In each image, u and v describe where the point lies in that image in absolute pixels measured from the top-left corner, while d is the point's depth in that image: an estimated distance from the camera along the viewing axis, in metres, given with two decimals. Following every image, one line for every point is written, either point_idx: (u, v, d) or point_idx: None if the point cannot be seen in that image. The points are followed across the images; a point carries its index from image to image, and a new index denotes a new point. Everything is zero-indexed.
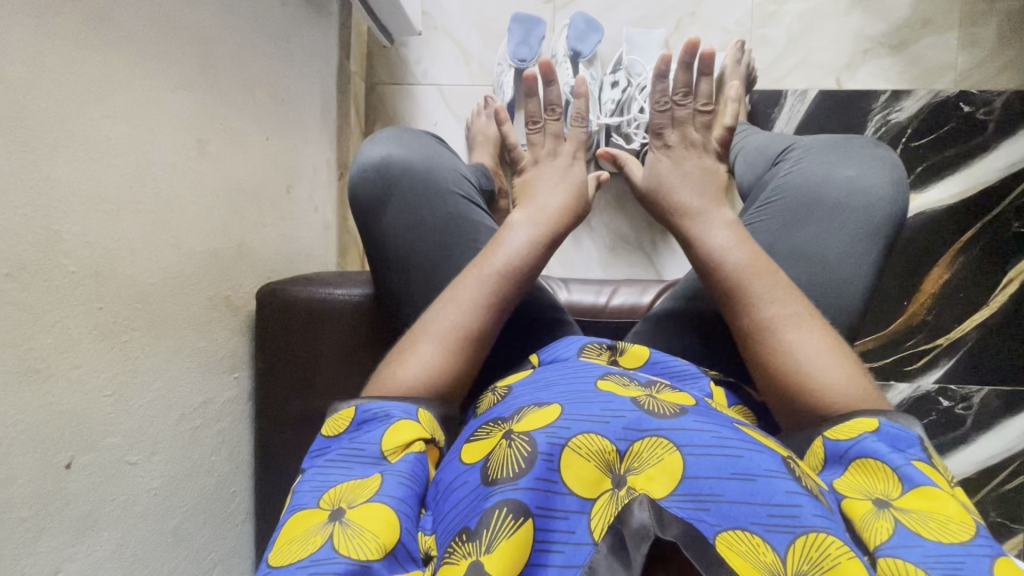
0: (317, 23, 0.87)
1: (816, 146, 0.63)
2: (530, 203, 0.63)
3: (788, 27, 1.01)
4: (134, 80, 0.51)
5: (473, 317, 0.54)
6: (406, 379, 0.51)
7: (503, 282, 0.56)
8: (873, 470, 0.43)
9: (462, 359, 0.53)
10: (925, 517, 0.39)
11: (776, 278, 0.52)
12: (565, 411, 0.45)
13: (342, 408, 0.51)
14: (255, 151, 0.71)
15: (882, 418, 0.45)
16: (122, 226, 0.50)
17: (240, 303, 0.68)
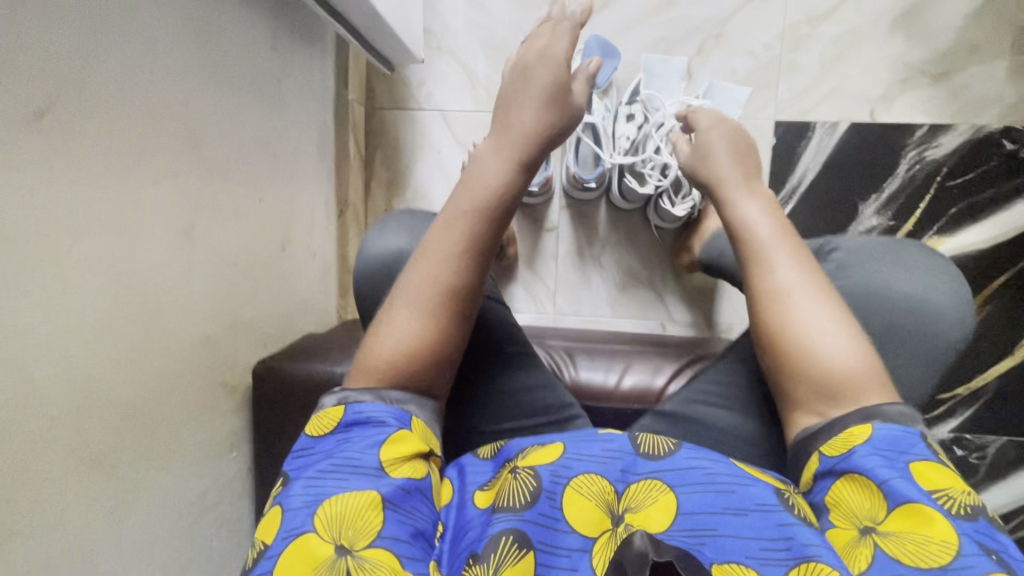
0: (311, 57, 0.80)
1: (867, 253, 0.54)
2: (502, 125, 0.58)
3: (822, 52, 0.92)
4: (112, 186, 0.47)
5: (458, 276, 0.49)
6: (386, 354, 0.47)
7: (477, 219, 0.50)
8: (859, 487, 0.38)
9: (445, 322, 0.49)
10: (907, 540, 0.35)
11: (797, 251, 0.49)
12: (567, 450, 0.44)
13: (332, 403, 0.46)
14: (248, 219, 0.66)
15: (877, 420, 0.40)
16: (103, 350, 0.47)
17: (236, 382, 0.66)
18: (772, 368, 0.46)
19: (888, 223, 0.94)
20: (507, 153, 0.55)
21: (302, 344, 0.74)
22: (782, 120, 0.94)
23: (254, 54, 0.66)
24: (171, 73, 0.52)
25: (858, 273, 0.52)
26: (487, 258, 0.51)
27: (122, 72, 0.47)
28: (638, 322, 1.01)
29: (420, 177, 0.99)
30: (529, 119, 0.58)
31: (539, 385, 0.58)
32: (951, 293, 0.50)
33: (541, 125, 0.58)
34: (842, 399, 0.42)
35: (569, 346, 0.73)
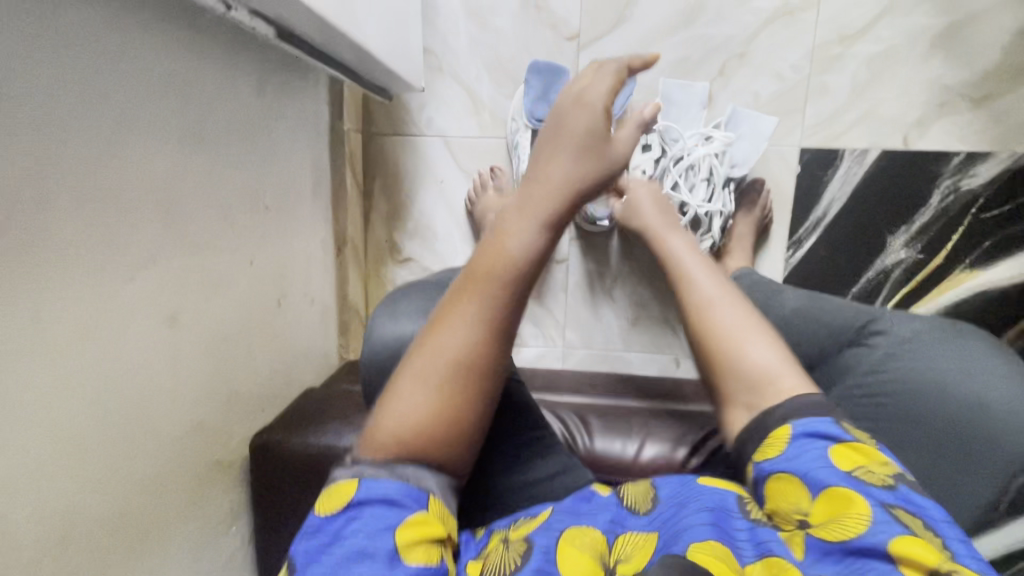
0: (303, 92, 0.74)
1: (918, 333, 0.51)
2: (547, 154, 0.45)
3: (854, 73, 0.85)
4: (79, 295, 0.42)
5: (478, 348, 0.39)
6: (391, 430, 0.39)
7: (513, 278, 0.40)
8: (784, 483, 0.40)
9: (462, 402, 0.39)
10: (834, 521, 0.36)
11: (715, 276, 0.57)
12: (556, 512, 0.46)
13: (344, 476, 0.39)
14: (240, 285, 0.62)
15: (792, 418, 0.42)
16: (81, 470, 0.43)
17: (232, 458, 0.62)
18: (707, 374, 0.50)
19: (917, 257, 0.88)
20: (535, 207, 0.43)
21: (301, 407, 0.70)
22: (808, 147, 0.88)
23: (239, 106, 0.60)
24: (145, 152, 0.47)
25: (907, 357, 0.50)
26: (515, 325, 0.41)
27: (86, 165, 0.42)
28: (651, 357, 0.97)
29: (422, 207, 0.94)
30: (565, 165, 0.44)
31: (556, 472, 0.52)
32: None
33: (579, 176, 0.45)
34: (763, 390, 0.46)
35: (583, 412, 0.71)
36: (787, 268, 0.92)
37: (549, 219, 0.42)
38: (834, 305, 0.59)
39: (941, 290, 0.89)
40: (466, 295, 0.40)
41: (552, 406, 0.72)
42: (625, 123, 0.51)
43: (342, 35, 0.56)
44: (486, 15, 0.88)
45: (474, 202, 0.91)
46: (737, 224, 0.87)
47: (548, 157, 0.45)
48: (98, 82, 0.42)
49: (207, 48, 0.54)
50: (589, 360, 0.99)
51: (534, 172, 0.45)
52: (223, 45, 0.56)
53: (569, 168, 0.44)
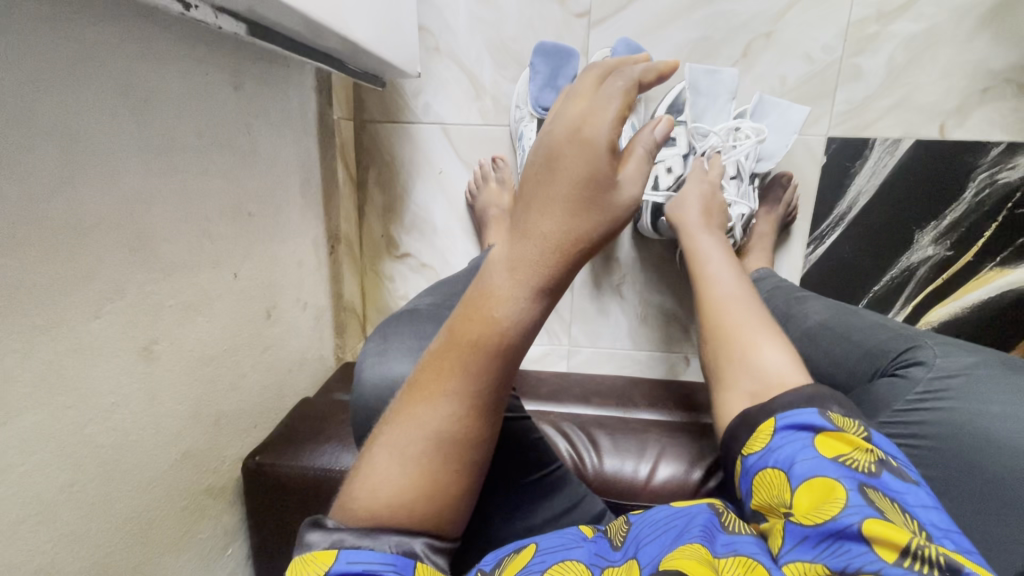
0: (285, 81, 0.67)
1: (963, 365, 0.45)
2: (543, 198, 0.39)
3: (890, 54, 0.78)
4: (37, 343, 0.38)
5: (460, 422, 0.36)
6: (362, 503, 0.35)
7: (503, 345, 0.37)
8: (771, 480, 0.38)
9: (440, 477, 0.36)
10: (811, 508, 0.33)
11: (743, 291, 0.58)
12: (541, 548, 0.39)
13: (321, 542, 0.34)
14: (223, 301, 0.57)
15: (778, 414, 0.41)
16: (56, 527, 0.40)
17: (223, 483, 0.59)
18: (714, 368, 0.52)
19: (946, 254, 0.83)
20: (522, 263, 0.38)
21: (296, 422, 0.67)
22: (834, 137, 0.82)
23: (212, 107, 0.54)
24: (104, 172, 0.42)
25: (952, 392, 0.44)
26: (501, 395, 0.38)
27: (32, 196, 0.36)
28: (661, 356, 0.93)
29: (420, 200, 0.88)
30: (562, 217, 0.39)
31: (562, 511, 0.49)
32: None
33: (576, 231, 0.39)
34: (766, 381, 0.46)
35: (590, 428, 0.67)
36: (807, 265, 0.87)
37: (540, 279, 0.38)
38: (863, 330, 0.56)
39: (967, 288, 0.84)
40: (450, 361, 0.37)
41: (557, 420, 0.69)
42: (633, 152, 0.44)
43: (323, 26, 0.49)
44: None
45: (474, 195, 0.86)
46: (758, 222, 0.83)
47: (540, 205, 0.39)
48: (41, 101, 0.36)
49: (171, 44, 0.47)
50: (596, 359, 0.95)
51: (525, 219, 0.39)
52: (189, 38, 0.49)
53: (563, 221, 0.39)
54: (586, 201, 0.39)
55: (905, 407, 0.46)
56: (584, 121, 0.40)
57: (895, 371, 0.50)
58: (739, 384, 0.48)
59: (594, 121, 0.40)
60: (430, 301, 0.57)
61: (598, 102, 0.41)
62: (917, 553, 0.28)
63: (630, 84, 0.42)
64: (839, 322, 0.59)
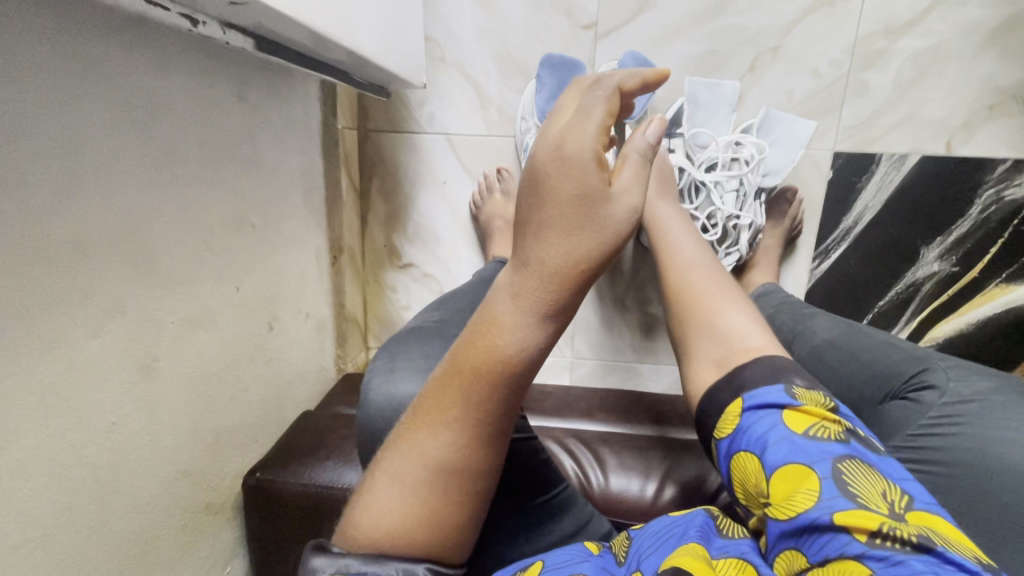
0: (289, 91, 0.67)
1: (977, 391, 0.45)
2: (537, 216, 0.38)
3: (897, 70, 0.78)
4: (37, 365, 0.37)
5: (460, 453, 0.35)
6: (363, 532, 0.35)
7: (505, 375, 0.36)
8: (744, 462, 0.38)
9: (441, 507, 0.35)
10: (786, 496, 0.34)
11: (705, 266, 0.57)
12: (546, 566, 0.38)
13: (327, 567, 0.33)
14: (224, 315, 0.56)
15: (746, 392, 0.41)
16: (53, 552, 0.39)
17: (222, 500, 0.58)
18: (682, 342, 0.51)
19: (951, 269, 0.83)
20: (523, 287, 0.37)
21: (297, 437, 0.66)
22: (841, 152, 0.81)
23: (216, 119, 0.53)
24: (106, 187, 0.41)
25: (965, 418, 0.43)
26: (504, 422, 0.37)
27: (33, 212, 0.36)
28: (663, 368, 0.93)
29: (423, 210, 0.87)
30: (564, 241, 0.37)
31: (570, 534, 0.48)
32: None
33: (578, 253, 0.37)
34: (731, 347, 0.46)
35: (595, 446, 0.66)
36: (812, 279, 0.87)
37: (544, 307, 0.36)
38: (872, 350, 0.56)
39: (972, 304, 0.84)
40: (451, 390, 0.36)
41: (561, 437, 0.68)
42: (626, 158, 0.42)
43: (329, 38, 0.49)
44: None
45: (479, 206, 0.85)
46: (765, 237, 0.83)
47: (540, 225, 0.37)
48: (42, 117, 0.36)
49: (176, 55, 0.47)
50: (598, 371, 0.94)
51: (529, 250, 0.37)
52: (193, 49, 0.49)
53: (561, 245, 0.37)
54: (583, 221, 0.37)
55: (917, 432, 0.45)
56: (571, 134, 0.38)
57: (905, 395, 0.49)
58: (705, 353, 0.48)
59: (576, 134, 0.38)
60: (434, 316, 0.57)
61: (578, 115, 0.39)
62: (890, 534, 0.30)
63: (614, 95, 0.40)
64: (848, 341, 0.59)
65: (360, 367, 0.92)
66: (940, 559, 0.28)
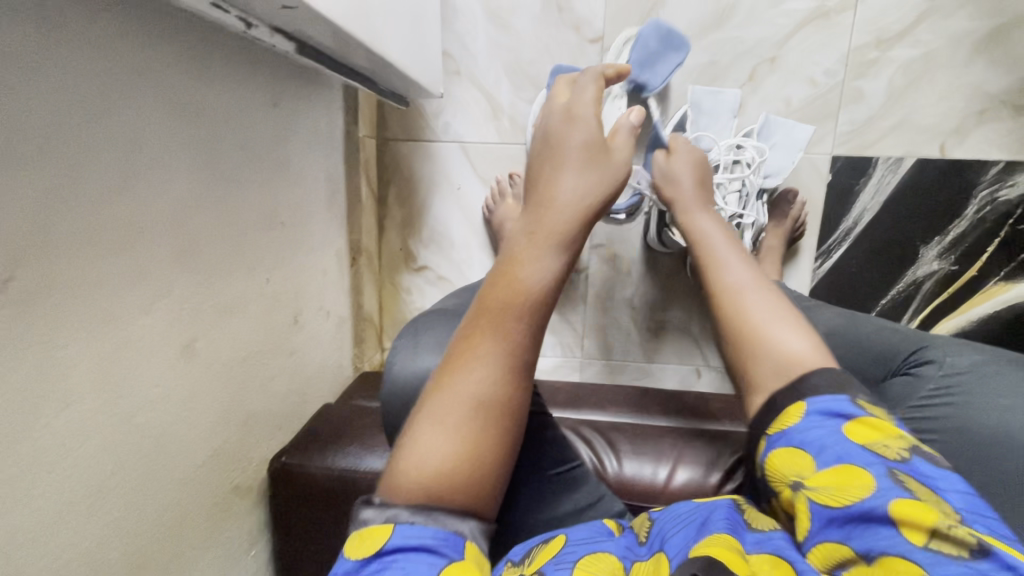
0: (316, 100, 0.71)
1: (972, 362, 0.47)
2: (553, 165, 0.52)
3: (890, 78, 0.82)
4: (97, 334, 0.40)
5: (495, 389, 0.41)
6: (410, 479, 0.37)
7: (529, 314, 0.43)
8: (791, 456, 0.38)
9: (481, 445, 0.39)
10: (832, 491, 0.34)
11: (743, 262, 0.55)
12: (570, 540, 0.41)
13: (375, 519, 0.36)
14: (255, 305, 0.59)
15: (808, 397, 0.40)
16: (102, 514, 0.41)
17: (249, 483, 0.60)
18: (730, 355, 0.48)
19: (950, 268, 0.85)
20: (545, 236, 0.47)
21: (319, 426, 0.68)
22: (838, 156, 0.85)
23: (254, 119, 0.57)
24: (159, 176, 0.44)
25: (962, 388, 0.45)
26: (531, 360, 0.43)
27: (101, 193, 0.39)
28: (671, 367, 0.95)
29: (438, 214, 0.91)
30: (571, 181, 0.51)
31: (584, 506, 0.51)
32: None
33: (583, 194, 0.50)
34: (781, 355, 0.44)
35: (608, 432, 0.69)
36: (815, 279, 0.90)
37: (556, 244, 0.47)
38: (871, 333, 0.58)
39: (973, 302, 0.86)
40: (483, 339, 0.41)
41: (575, 425, 0.70)
42: (616, 130, 0.59)
43: (358, 42, 0.53)
44: (507, 16, 0.84)
45: (491, 210, 0.88)
46: (767, 236, 0.86)
47: (555, 182, 0.51)
48: (112, 110, 0.40)
49: (222, 59, 0.51)
50: (608, 371, 0.97)
51: (543, 192, 0.51)
52: (236, 55, 0.53)
53: (572, 183, 0.51)
54: (584, 166, 0.52)
55: (916, 406, 0.48)
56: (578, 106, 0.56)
57: (903, 372, 0.52)
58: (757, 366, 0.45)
59: (579, 109, 0.56)
60: (454, 303, 0.60)
61: (579, 98, 0.58)
62: (943, 537, 0.30)
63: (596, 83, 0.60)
64: (846, 325, 0.62)
65: (376, 366, 0.95)
66: (1000, 564, 0.28)
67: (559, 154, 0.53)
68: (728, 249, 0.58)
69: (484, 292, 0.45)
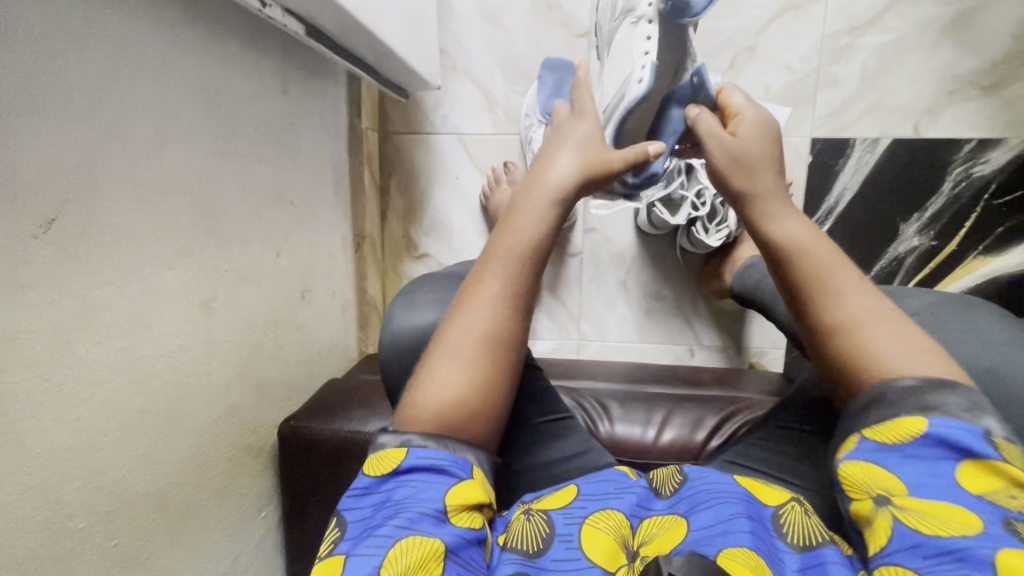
0: (323, 91, 0.76)
1: (927, 304, 0.52)
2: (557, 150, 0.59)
3: (863, 63, 0.87)
4: (126, 281, 0.44)
5: (498, 325, 0.46)
6: (426, 407, 0.42)
7: (525, 262, 0.49)
8: (883, 469, 0.35)
9: (488, 373, 0.45)
10: (929, 521, 0.32)
11: (852, 275, 0.44)
12: (583, 493, 0.47)
13: (391, 443, 0.41)
14: (266, 276, 0.63)
15: (933, 415, 0.34)
16: (128, 448, 0.45)
17: (260, 444, 0.64)
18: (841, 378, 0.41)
19: (930, 244, 0.89)
20: (541, 195, 0.54)
21: (325, 396, 0.71)
22: (817, 139, 0.89)
23: (266, 103, 0.62)
24: (182, 145, 0.49)
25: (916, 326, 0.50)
26: (529, 302, 0.49)
27: (132, 154, 0.44)
28: (666, 347, 0.98)
29: (439, 203, 0.96)
30: (565, 160, 0.57)
31: (572, 454, 0.55)
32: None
33: (579, 172, 0.57)
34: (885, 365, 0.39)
35: (601, 397, 0.72)
36: None
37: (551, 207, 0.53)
38: None
39: (955, 276, 0.89)
40: (485, 284, 0.47)
41: (571, 391, 0.73)
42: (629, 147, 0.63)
43: (362, 28, 0.58)
44: (500, 15, 0.90)
45: (488, 197, 0.92)
46: None
47: (551, 163, 0.57)
48: (144, 81, 0.45)
49: (237, 44, 0.56)
50: (604, 352, 1.00)
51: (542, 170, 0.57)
52: (249, 43, 0.58)
53: (569, 163, 0.57)
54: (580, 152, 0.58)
55: None
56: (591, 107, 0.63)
57: None
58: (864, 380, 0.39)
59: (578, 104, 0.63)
60: (453, 271, 0.64)
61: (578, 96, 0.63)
62: None
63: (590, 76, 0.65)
64: None
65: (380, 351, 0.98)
66: None
67: (562, 140, 0.60)
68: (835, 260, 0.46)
69: (488, 249, 0.51)
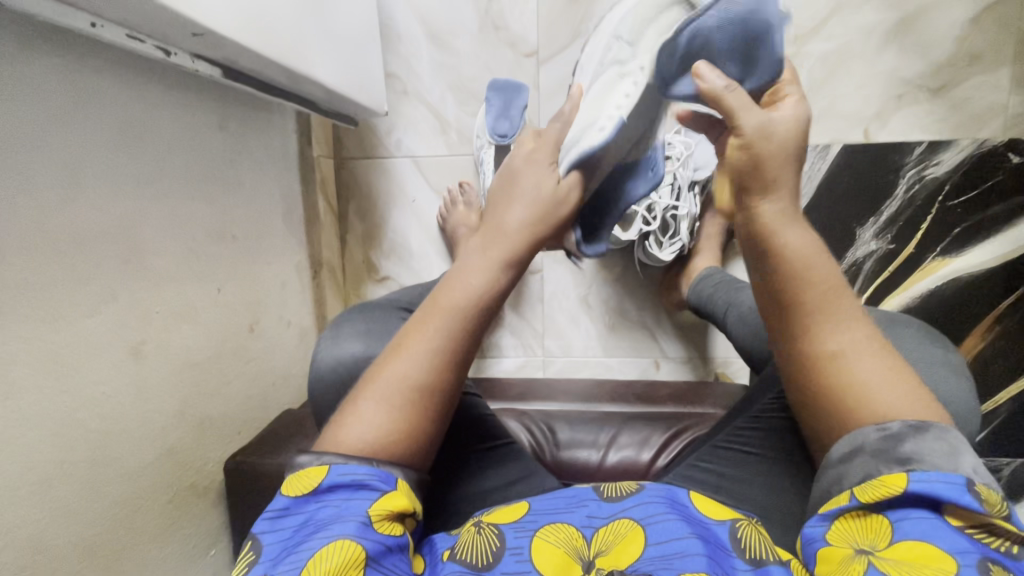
0: (266, 123, 0.77)
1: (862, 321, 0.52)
2: (518, 192, 0.56)
3: (809, 71, 0.87)
4: (37, 333, 0.44)
5: (434, 373, 0.45)
6: (350, 444, 0.41)
7: (469, 316, 0.47)
8: (864, 521, 0.36)
9: (421, 420, 0.44)
10: (906, 566, 0.32)
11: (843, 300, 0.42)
12: (534, 509, 0.46)
13: (311, 462, 0.41)
14: (206, 313, 0.63)
15: (914, 469, 0.35)
16: (46, 500, 0.45)
17: (206, 482, 0.63)
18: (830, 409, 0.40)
19: (888, 247, 0.88)
20: (495, 253, 0.51)
21: (276, 428, 0.71)
22: None
23: (199, 140, 0.62)
24: (102, 192, 0.50)
25: None
26: (468, 357, 0.47)
27: (41, 208, 0.44)
28: (631, 360, 0.98)
29: (397, 226, 0.96)
30: (521, 211, 0.54)
31: (511, 481, 0.55)
32: (949, 374, 0.46)
33: (532, 223, 0.54)
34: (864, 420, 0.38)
35: (551, 418, 0.72)
36: None
37: (506, 259, 0.51)
38: None
39: (916, 279, 0.89)
40: (420, 332, 0.46)
41: (521, 414, 0.73)
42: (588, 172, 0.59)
43: (286, 66, 0.58)
44: (448, 38, 0.91)
45: (445, 217, 0.92)
46: (705, 226, 0.91)
47: (507, 212, 0.54)
48: (49, 135, 0.45)
49: (160, 86, 0.56)
50: (570, 368, 1.00)
51: (498, 218, 0.54)
52: (177, 85, 0.59)
53: (524, 212, 0.54)
54: (537, 202, 0.55)
55: None
56: (563, 113, 0.58)
57: None
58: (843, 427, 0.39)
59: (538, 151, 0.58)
60: (393, 301, 0.64)
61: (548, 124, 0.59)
62: None
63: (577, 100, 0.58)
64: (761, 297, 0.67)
65: None
66: None
67: (512, 187, 0.57)
68: (830, 287, 0.43)
69: (436, 291, 0.49)
